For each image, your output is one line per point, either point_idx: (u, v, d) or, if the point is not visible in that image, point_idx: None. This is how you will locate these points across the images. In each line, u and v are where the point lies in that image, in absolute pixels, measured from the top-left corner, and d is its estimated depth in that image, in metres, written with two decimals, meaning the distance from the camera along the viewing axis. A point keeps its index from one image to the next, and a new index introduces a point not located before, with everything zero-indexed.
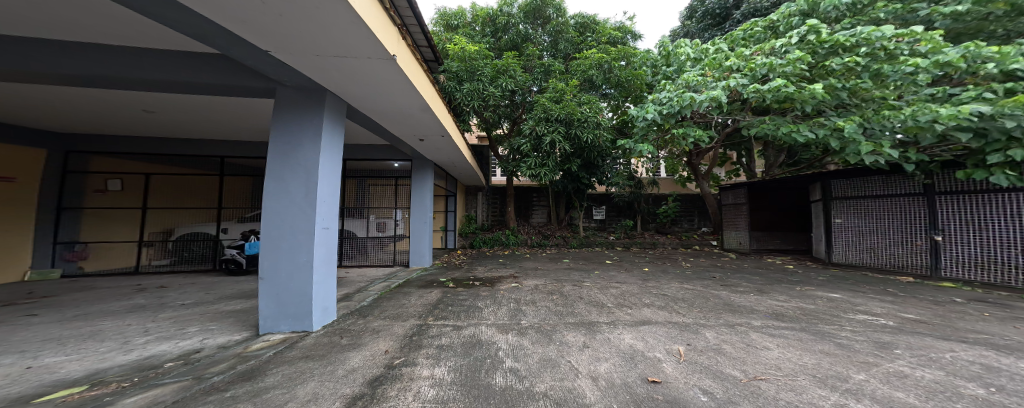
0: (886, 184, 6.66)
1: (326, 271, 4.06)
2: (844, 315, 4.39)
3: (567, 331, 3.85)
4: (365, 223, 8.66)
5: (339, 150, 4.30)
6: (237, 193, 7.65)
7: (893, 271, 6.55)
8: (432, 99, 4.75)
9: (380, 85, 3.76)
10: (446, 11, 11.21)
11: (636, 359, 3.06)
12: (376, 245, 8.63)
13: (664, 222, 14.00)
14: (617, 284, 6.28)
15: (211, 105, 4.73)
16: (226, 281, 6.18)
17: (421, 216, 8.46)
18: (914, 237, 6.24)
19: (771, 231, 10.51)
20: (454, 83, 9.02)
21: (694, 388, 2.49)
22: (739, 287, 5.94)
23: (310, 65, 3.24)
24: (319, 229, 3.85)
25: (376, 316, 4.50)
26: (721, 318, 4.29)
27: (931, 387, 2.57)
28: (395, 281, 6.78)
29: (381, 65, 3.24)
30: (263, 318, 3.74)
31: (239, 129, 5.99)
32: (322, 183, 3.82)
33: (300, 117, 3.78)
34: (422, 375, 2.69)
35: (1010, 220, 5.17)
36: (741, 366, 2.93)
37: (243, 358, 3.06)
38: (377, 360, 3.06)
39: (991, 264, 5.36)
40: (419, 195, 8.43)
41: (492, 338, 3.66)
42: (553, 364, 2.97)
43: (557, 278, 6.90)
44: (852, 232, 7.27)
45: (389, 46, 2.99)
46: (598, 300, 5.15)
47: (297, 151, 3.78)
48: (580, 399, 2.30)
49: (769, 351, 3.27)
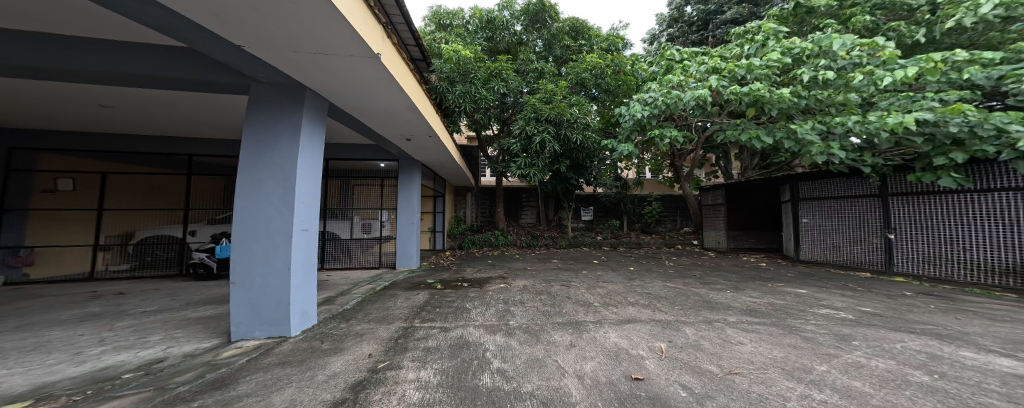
0: (847, 185, 7.09)
1: (305, 274, 3.94)
2: (810, 310, 4.66)
3: (553, 331, 3.88)
4: (350, 225, 8.39)
5: (319, 149, 4.19)
6: (206, 194, 7.29)
7: (853, 267, 7.01)
8: (418, 99, 4.71)
9: (364, 83, 3.69)
10: (441, 10, 11.03)
11: (620, 358, 3.12)
12: (359, 247, 8.41)
13: (649, 222, 14.30)
14: (604, 283, 6.40)
15: (179, 100, 4.50)
16: (197, 286, 5.88)
17: (407, 217, 8.40)
18: (872, 235, 6.68)
19: (747, 230, 10.95)
20: (447, 83, 8.95)
21: (676, 385, 2.56)
22: (717, 285, 6.19)
23: (288, 61, 3.14)
24: (298, 232, 3.74)
25: (360, 319, 4.41)
26: (702, 315, 4.45)
27: (883, 375, 2.77)
28: (381, 284, 6.62)
29: (364, 63, 3.19)
30: (235, 324, 3.58)
31: (210, 126, 5.71)
32: (300, 184, 3.70)
33: (278, 115, 3.66)
34: (406, 378, 2.64)
35: (952, 219, 5.64)
36: (718, 361, 3.05)
37: (213, 366, 2.93)
38: (359, 364, 2.99)
39: (937, 259, 5.80)
40: (406, 193, 8.32)
41: (479, 339, 3.66)
42: (540, 364, 2.99)
43: (542, 278, 6.95)
44: (818, 231, 7.69)
45: (373, 44, 2.95)
46: (586, 300, 5.24)
47: (273, 151, 3.65)
48: (567, 398, 2.34)
49: (742, 346, 3.43)
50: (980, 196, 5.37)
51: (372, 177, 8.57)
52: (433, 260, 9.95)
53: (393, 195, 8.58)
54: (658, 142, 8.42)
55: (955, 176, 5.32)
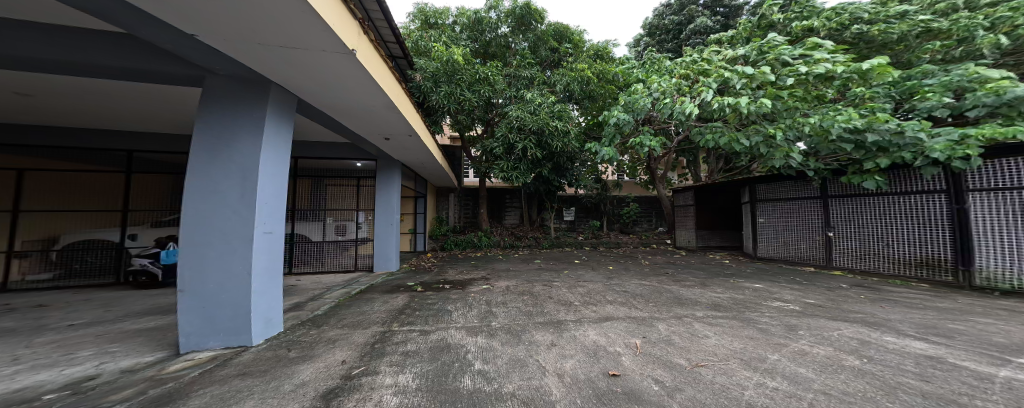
0: (795, 187, 7.71)
1: (268, 279, 3.71)
2: (764, 303, 5.02)
3: (534, 331, 3.91)
4: (323, 227, 7.99)
5: (285, 148, 3.98)
6: (149, 193, 6.67)
7: (799, 263, 7.65)
8: (397, 97, 4.60)
9: (339, 80, 3.55)
10: (427, 8, 10.71)
11: (598, 355, 3.19)
12: (333, 250, 8.03)
13: (627, 222, 14.73)
14: (584, 283, 6.54)
15: (117, 91, 4.09)
16: (138, 295, 5.37)
17: (385, 217, 8.06)
18: (815, 233, 7.31)
19: (713, 229, 11.57)
20: (431, 82, 8.73)
21: (652, 380, 2.65)
22: (687, 282, 6.52)
23: (250, 54, 2.95)
24: (260, 234, 3.52)
25: (333, 325, 4.22)
26: (673, 312, 4.66)
27: (823, 361, 3.05)
28: (356, 288, 6.37)
29: (339, 59, 3.06)
30: (185, 335, 3.31)
31: (157, 119, 5.25)
32: (262, 183, 3.48)
33: (236, 110, 3.43)
34: (384, 383, 2.56)
35: (878, 218, 6.28)
36: (687, 354, 3.21)
37: (157, 381, 2.69)
38: (332, 371, 2.86)
39: (866, 254, 6.45)
40: (384, 195, 8.06)
41: (462, 341, 3.62)
42: (522, 364, 3.01)
43: (525, 279, 6.98)
44: (771, 229, 8.31)
45: (348, 39, 2.84)
46: (567, 299, 5.31)
47: (231, 149, 3.41)
48: (547, 397, 2.37)
49: (708, 339, 3.64)
50: (899, 198, 6.03)
51: (348, 177, 8.24)
52: (413, 262, 9.68)
53: (371, 196, 8.31)
54: (638, 146, 8.69)
55: (879, 178, 5.94)
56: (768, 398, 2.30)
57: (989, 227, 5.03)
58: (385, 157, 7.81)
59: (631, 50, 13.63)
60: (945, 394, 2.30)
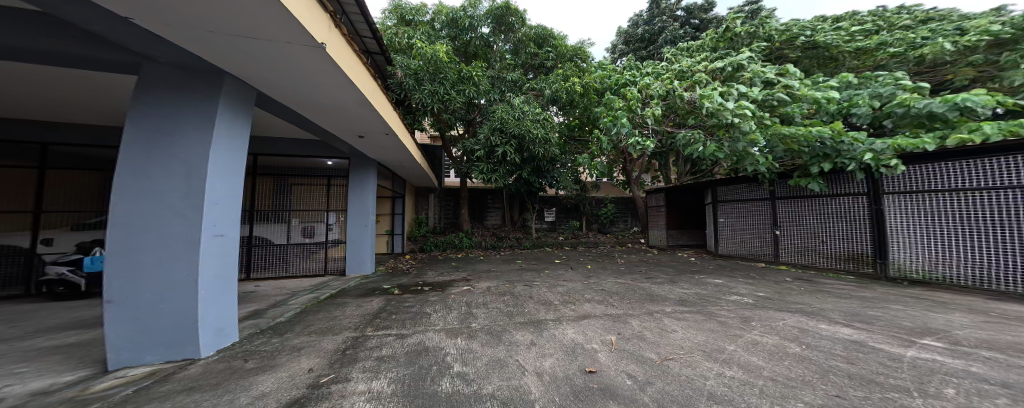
0: (749, 188, 8.31)
1: (219, 285, 3.41)
2: (724, 297, 5.31)
3: (512, 332, 3.86)
4: (289, 229, 7.48)
5: (241, 144, 3.68)
6: (74, 191, 5.92)
7: (752, 259, 8.23)
8: (373, 94, 4.43)
9: (306, 74, 3.35)
10: (404, 4, 10.35)
11: (577, 354, 3.19)
12: (301, 252, 7.53)
13: (605, 222, 15.04)
14: (564, 282, 6.63)
15: (35, 76, 3.63)
16: (59, 307, 4.77)
17: (360, 218, 7.77)
18: (765, 231, 7.90)
19: (681, 228, 12.12)
20: (413, 81, 8.42)
21: (629, 376, 2.67)
22: (657, 279, 6.78)
23: (201, 43, 2.70)
24: (208, 237, 3.21)
25: (298, 332, 3.96)
26: (646, 308, 4.80)
27: (772, 350, 3.27)
28: (326, 292, 6.00)
29: (305, 52, 2.89)
30: (113, 351, 2.92)
31: (88, 110, 4.71)
32: (211, 182, 3.19)
33: (179, 102, 3.11)
34: (355, 390, 2.43)
35: (815, 217, 6.88)
36: (661, 350, 3.29)
37: (82, 402, 2.39)
38: (297, 380, 2.67)
39: (805, 250, 7.06)
40: (359, 194, 7.77)
41: (440, 344, 3.51)
42: (502, 365, 2.96)
43: (506, 280, 6.93)
44: (730, 228, 8.88)
45: (315, 32, 2.68)
46: (547, 299, 5.32)
47: (174, 144, 3.09)
48: (526, 396, 2.35)
49: (675, 333, 3.79)
50: (830, 199, 6.64)
51: (317, 176, 7.74)
52: (390, 265, 9.33)
53: (343, 196, 7.86)
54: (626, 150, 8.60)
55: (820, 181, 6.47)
56: (733, 387, 2.40)
57: (905, 225, 5.61)
58: (358, 154, 7.45)
59: (609, 56, 13.94)
60: (886, 375, 2.50)
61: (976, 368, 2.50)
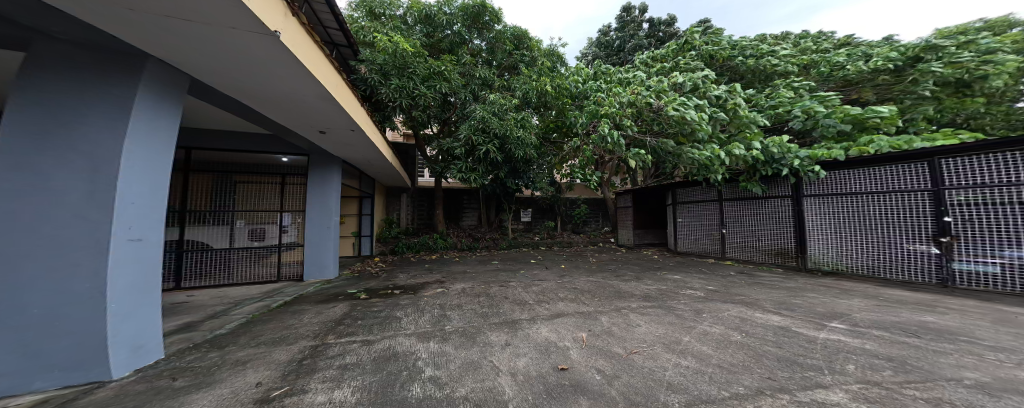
0: (701, 190, 8.59)
1: (140, 304, 2.49)
2: (680, 291, 5.48)
3: (488, 330, 3.32)
4: (231, 231, 5.85)
5: (175, 122, 2.83)
6: None
7: (701, 256, 8.57)
8: (338, 88, 3.91)
9: (257, 66, 2.83)
10: None
11: (551, 348, 2.85)
12: (245, 258, 5.95)
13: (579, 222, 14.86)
14: (539, 281, 5.69)
15: None
16: None
17: (320, 218, 6.34)
18: (712, 229, 8.24)
19: (647, 228, 12.37)
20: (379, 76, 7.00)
21: (654, 385, 2.18)
22: (625, 276, 6.74)
23: (116, 22, 2.10)
24: (119, 239, 2.29)
25: (244, 344, 3.04)
26: (613, 305, 4.43)
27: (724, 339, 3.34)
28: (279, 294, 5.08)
29: (254, 41, 2.43)
30: None
31: None
32: (127, 168, 2.32)
33: (82, 72, 2.27)
34: (314, 403, 2.04)
35: (750, 217, 7.27)
36: (725, 379, 2.27)
37: None
38: (240, 397, 2.11)
39: (743, 246, 7.44)
40: (321, 190, 6.38)
41: (410, 349, 2.88)
42: (474, 366, 2.53)
43: (472, 277, 6.10)
44: (687, 228, 9.16)
45: (267, 18, 2.25)
46: (523, 294, 4.73)
47: (73, 135, 2.21)
48: (500, 396, 2.08)
49: (638, 327, 3.62)
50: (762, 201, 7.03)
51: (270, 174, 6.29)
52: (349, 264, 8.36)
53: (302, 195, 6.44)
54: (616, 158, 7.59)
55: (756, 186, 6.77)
56: (754, 392, 2.04)
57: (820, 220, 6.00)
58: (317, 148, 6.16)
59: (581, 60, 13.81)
60: (904, 372, 2.26)
61: (959, 358, 2.46)
